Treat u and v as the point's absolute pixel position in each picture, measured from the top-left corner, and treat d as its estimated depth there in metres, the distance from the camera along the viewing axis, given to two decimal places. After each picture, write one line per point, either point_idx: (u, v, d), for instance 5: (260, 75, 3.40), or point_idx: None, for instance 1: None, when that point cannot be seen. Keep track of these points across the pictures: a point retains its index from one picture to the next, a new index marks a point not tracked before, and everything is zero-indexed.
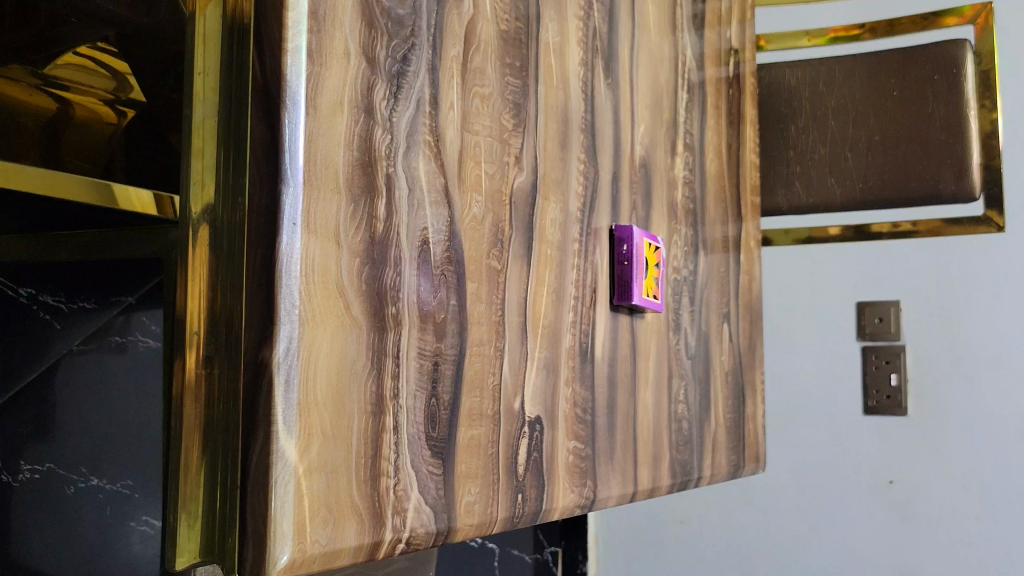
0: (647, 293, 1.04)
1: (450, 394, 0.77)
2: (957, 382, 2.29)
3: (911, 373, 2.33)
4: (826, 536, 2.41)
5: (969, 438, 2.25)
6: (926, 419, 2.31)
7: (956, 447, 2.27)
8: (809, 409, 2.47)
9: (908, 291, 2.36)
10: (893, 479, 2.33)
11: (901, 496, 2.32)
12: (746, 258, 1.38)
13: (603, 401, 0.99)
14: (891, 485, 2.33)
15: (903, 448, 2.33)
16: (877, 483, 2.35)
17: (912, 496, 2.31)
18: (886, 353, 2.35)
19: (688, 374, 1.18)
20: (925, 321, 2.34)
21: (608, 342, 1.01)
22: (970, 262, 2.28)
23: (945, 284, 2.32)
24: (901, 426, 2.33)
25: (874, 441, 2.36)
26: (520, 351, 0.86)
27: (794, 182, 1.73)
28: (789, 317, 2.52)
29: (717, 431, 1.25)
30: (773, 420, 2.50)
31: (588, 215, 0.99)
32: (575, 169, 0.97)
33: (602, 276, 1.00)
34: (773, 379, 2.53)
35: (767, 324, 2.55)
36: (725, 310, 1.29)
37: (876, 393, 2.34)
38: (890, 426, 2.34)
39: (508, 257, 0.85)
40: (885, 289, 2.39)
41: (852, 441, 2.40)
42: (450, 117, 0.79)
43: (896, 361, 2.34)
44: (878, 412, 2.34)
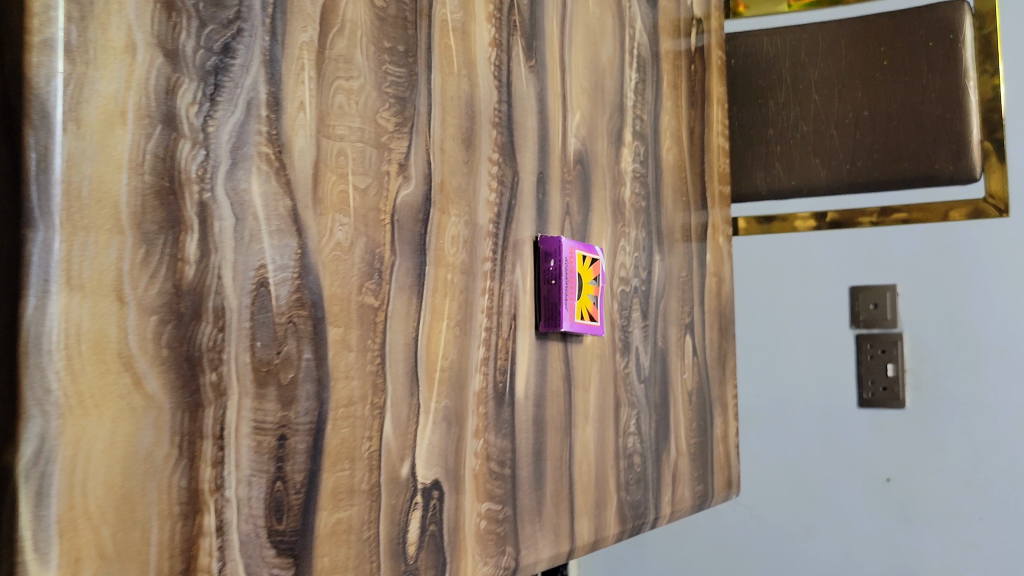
0: (581, 315, 0.88)
1: (303, 474, 0.61)
2: (962, 371, 1.98)
3: (906, 362, 2.04)
4: (810, 542, 2.13)
5: (975, 434, 1.96)
6: (926, 414, 2.01)
7: (958, 445, 1.98)
8: (791, 400, 2.16)
9: (907, 272, 2.05)
10: (891, 475, 2.04)
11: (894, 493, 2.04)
12: (713, 257, 1.22)
13: (528, 449, 0.83)
14: (888, 484, 2.04)
15: (906, 445, 2.03)
16: (872, 481, 2.06)
17: (911, 496, 2.02)
18: (882, 342, 2.06)
19: (640, 400, 1.02)
20: (929, 304, 2.02)
21: (532, 378, 0.84)
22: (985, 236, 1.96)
23: (942, 263, 2.01)
24: (898, 417, 2.04)
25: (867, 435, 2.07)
26: (409, 406, 0.70)
27: (774, 164, 1.57)
28: (758, 294, 2.21)
29: (679, 460, 1.09)
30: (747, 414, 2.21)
31: (505, 228, 0.82)
32: (485, 173, 0.80)
33: (525, 300, 0.84)
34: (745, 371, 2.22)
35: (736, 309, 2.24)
36: (688, 320, 1.13)
37: (871, 384, 2.06)
38: (887, 420, 2.05)
39: (390, 290, 0.69)
40: (876, 270, 2.08)
41: (844, 437, 2.09)
42: (298, 121, 0.62)
43: (892, 352, 2.05)
44: (874, 405, 2.05)
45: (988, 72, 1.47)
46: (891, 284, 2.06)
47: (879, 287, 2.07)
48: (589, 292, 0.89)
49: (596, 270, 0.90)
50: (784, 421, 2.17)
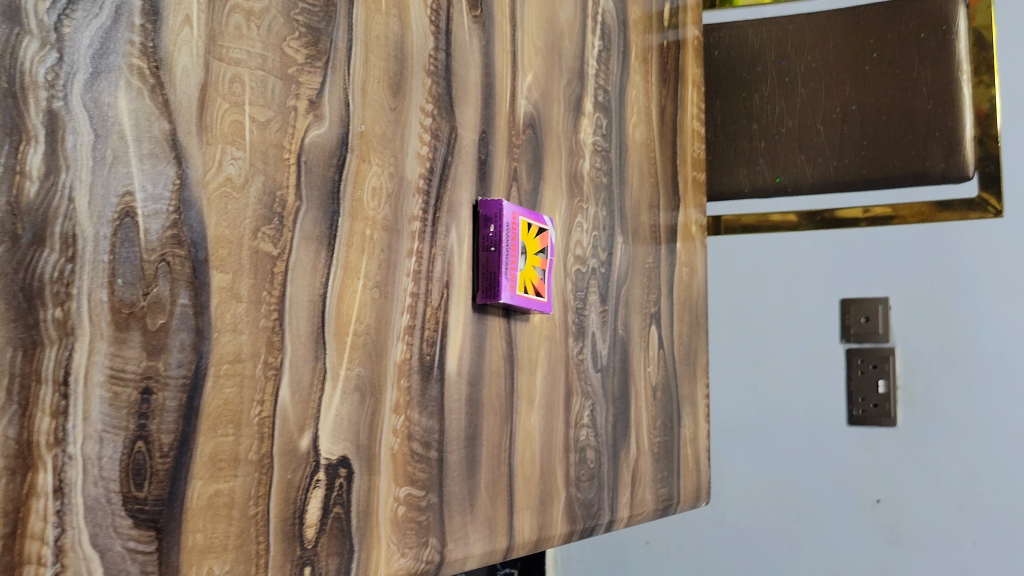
0: (525, 289, 0.80)
1: (173, 435, 0.53)
2: (957, 387, 1.87)
3: (898, 379, 1.92)
4: (793, 568, 2.01)
5: (970, 454, 1.84)
6: (917, 432, 1.90)
7: (950, 465, 1.86)
8: (775, 417, 2.03)
9: (899, 283, 1.93)
10: (881, 497, 1.92)
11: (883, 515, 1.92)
12: (685, 247, 1.14)
13: (460, 432, 0.75)
14: (878, 505, 1.92)
15: (896, 465, 1.91)
16: (860, 503, 1.94)
17: (903, 517, 1.90)
18: (873, 357, 1.95)
19: (596, 391, 0.94)
20: (922, 317, 1.90)
21: (467, 354, 0.77)
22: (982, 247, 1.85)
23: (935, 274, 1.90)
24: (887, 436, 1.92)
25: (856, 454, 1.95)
26: (313, 370, 0.62)
27: (758, 160, 1.49)
28: (742, 307, 2.08)
29: (641, 459, 1.01)
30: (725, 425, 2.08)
31: (438, 187, 0.75)
32: (417, 125, 0.73)
33: (461, 268, 0.76)
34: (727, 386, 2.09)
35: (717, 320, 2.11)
36: (653, 310, 1.05)
37: (862, 401, 1.95)
38: (878, 440, 1.93)
39: (293, 239, 0.62)
40: (867, 283, 1.96)
41: (833, 455, 1.97)
42: (181, 36, 0.55)
43: (884, 368, 1.93)
44: (864, 423, 1.94)
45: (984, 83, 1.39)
46: (883, 297, 1.94)
47: (870, 301, 1.95)
48: (535, 265, 0.81)
49: (543, 242, 0.82)
50: (767, 437, 2.03)
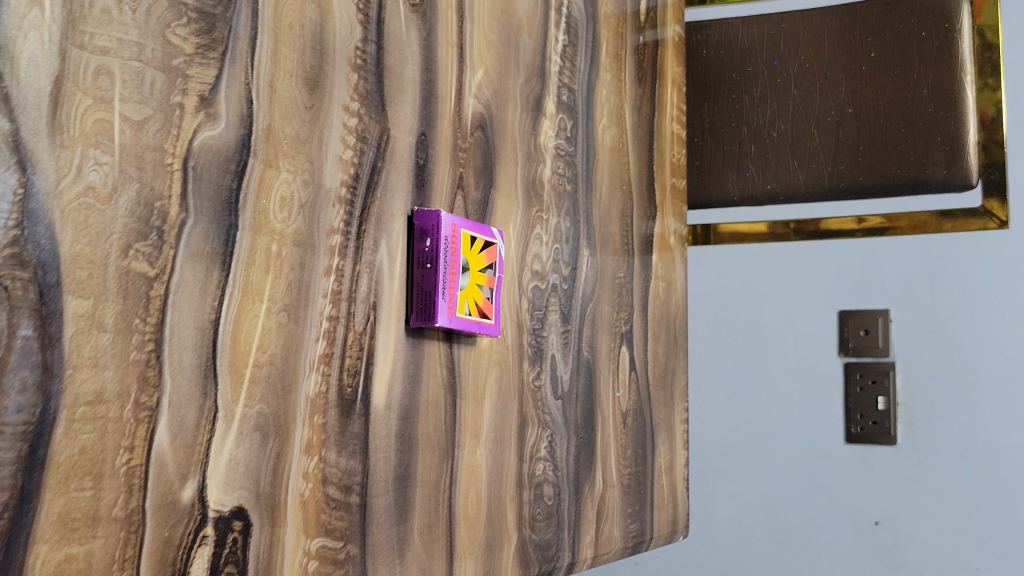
0: (467, 310, 0.71)
1: (8, 494, 0.45)
2: (961, 395, 1.61)
3: (900, 397, 1.65)
4: None
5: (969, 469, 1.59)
6: (920, 451, 1.63)
7: (951, 485, 1.60)
8: (758, 434, 1.74)
9: (898, 289, 1.67)
10: (880, 521, 1.64)
11: (881, 540, 1.64)
12: (662, 260, 1.05)
13: (389, 474, 0.67)
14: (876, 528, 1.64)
15: (896, 486, 1.64)
16: (857, 528, 1.65)
17: (901, 541, 1.62)
18: (874, 372, 1.67)
19: (556, 420, 0.85)
20: (924, 322, 1.64)
21: (399, 385, 0.68)
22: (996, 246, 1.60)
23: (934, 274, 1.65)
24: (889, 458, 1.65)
25: (854, 476, 1.67)
26: (200, 410, 0.54)
27: (748, 166, 1.40)
28: (716, 312, 1.79)
29: (608, 493, 0.92)
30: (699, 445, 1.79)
31: (364, 196, 0.66)
32: (339, 126, 0.64)
33: (391, 287, 0.68)
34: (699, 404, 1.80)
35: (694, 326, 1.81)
36: (624, 329, 0.97)
37: (860, 419, 1.67)
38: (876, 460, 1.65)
39: (176, 257, 0.53)
40: (870, 292, 1.69)
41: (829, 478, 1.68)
42: (28, 18, 0.46)
43: (885, 386, 1.66)
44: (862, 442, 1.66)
45: (989, 86, 1.32)
46: (885, 308, 1.67)
47: (870, 311, 1.68)
48: (479, 283, 0.72)
49: (490, 257, 0.74)
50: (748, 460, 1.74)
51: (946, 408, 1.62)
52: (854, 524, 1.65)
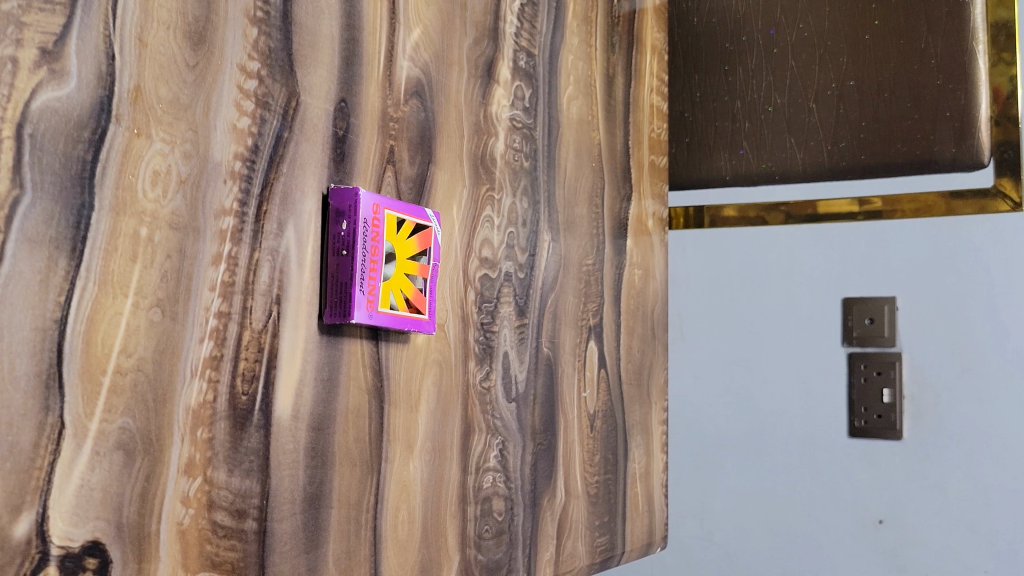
0: (392, 305, 0.62)
1: None
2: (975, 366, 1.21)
3: (908, 388, 1.24)
4: None
5: (987, 467, 1.19)
6: (926, 448, 1.22)
7: (948, 471, 1.21)
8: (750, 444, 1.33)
9: (915, 254, 1.25)
10: (882, 523, 1.23)
11: (886, 545, 1.23)
12: (639, 246, 0.96)
13: (298, 495, 0.58)
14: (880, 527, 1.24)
15: (899, 482, 1.23)
16: (855, 537, 1.25)
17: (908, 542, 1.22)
18: (879, 359, 1.26)
19: (508, 425, 0.76)
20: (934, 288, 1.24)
21: (310, 392, 0.59)
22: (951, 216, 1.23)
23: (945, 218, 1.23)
24: (892, 458, 1.24)
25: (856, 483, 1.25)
26: (42, 429, 0.45)
27: (741, 144, 1.31)
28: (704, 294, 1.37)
29: (571, 504, 0.83)
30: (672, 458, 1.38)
31: (266, 173, 0.57)
32: (233, 90, 0.55)
33: (300, 279, 0.58)
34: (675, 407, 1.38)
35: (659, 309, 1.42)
36: (592, 322, 0.87)
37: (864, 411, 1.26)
38: (878, 456, 1.24)
39: (7, 244, 0.43)
40: (873, 262, 1.27)
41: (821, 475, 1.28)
42: None
43: (892, 376, 1.25)
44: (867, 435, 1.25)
45: (1005, 61, 1.18)
46: (890, 294, 1.26)
47: (875, 298, 1.26)
48: (406, 274, 0.63)
49: (421, 243, 0.64)
50: (731, 471, 1.33)
51: (964, 394, 1.21)
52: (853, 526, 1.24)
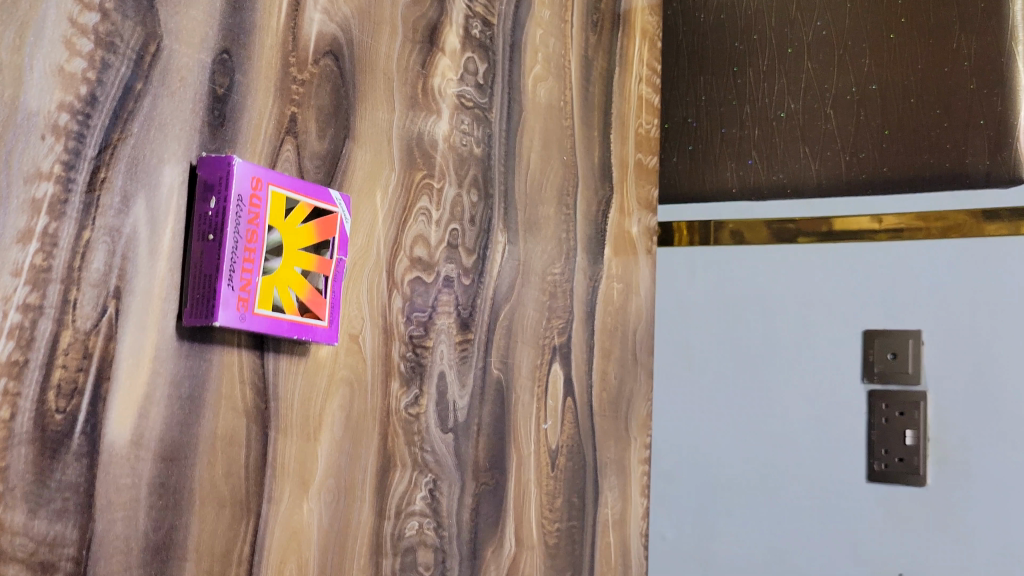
0: (276, 306, 0.49)
1: None
2: (1011, 405, 1.01)
3: (934, 430, 1.05)
4: None
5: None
6: (954, 499, 1.03)
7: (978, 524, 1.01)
8: (752, 490, 1.13)
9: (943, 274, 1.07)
10: None
11: None
12: (619, 257, 0.83)
13: (134, 544, 0.45)
14: None
15: (919, 536, 1.04)
16: None
17: None
18: (902, 399, 1.06)
19: (442, 460, 0.63)
20: (967, 312, 1.05)
21: (161, 412, 0.46)
22: (991, 238, 1.05)
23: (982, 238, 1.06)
24: (914, 510, 1.04)
25: (875, 539, 1.06)
26: None
27: (750, 154, 1.18)
28: (708, 316, 1.18)
29: (523, 557, 0.70)
30: (660, 502, 1.18)
31: (106, 130, 0.44)
32: (62, 23, 0.42)
33: (151, 268, 0.46)
34: (668, 441, 1.18)
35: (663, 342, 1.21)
36: (556, 342, 0.75)
37: (887, 455, 1.06)
38: (901, 504, 1.05)
39: None
40: (897, 282, 1.09)
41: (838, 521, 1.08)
42: None
43: (916, 417, 1.05)
44: (893, 481, 1.05)
45: None
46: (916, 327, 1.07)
47: (898, 331, 1.08)
48: (298, 269, 0.51)
49: (319, 231, 0.52)
50: (730, 521, 1.13)
51: (997, 434, 1.02)
52: None
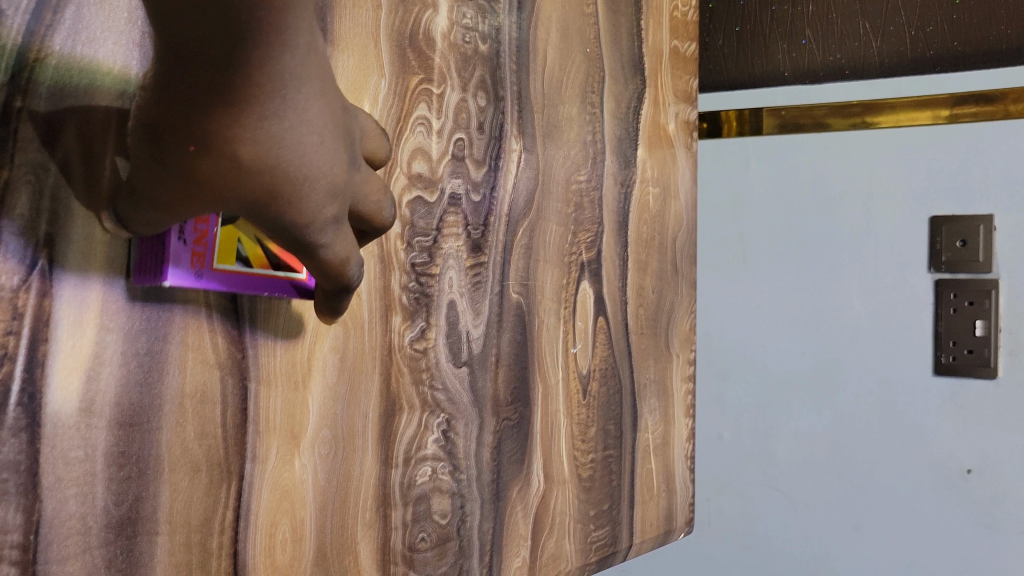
0: (239, 259, 0.44)
1: None
2: None
3: (1004, 320, 1.06)
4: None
5: None
6: None
7: None
8: (814, 382, 1.16)
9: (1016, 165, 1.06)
10: (972, 473, 1.07)
11: (972, 496, 1.07)
12: (655, 157, 0.75)
13: (93, 523, 0.40)
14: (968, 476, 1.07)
15: (987, 428, 1.06)
16: (938, 483, 1.08)
17: (1005, 494, 1.05)
18: (971, 288, 1.07)
19: (459, 397, 0.58)
20: None
21: (116, 371, 0.40)
22: None
23: None
24: (984, 402, 1.06)
25: (941, 433, 1.08)
26: None
27: (804, 34, 1.15)
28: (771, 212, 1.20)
29: (556, 491, 0.65)
30: (720, 398, 1.23)
31: (19, 49, 0.37)
32: None
33: (90, 209, 0.39)
34: (729, 335, 1.22)
35: (726, 240, 1.24)
36: (585, 258, 0.68)
37: (955, 346, 1.07)
38: (969, 395, 1.07)
39: None
40: (968, 175, 1.09)
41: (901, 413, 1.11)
42: None
43: (986, 306, 1.07)
44: (960, 373, 1.07)
45: None
46: (986, 213, 1.07)
47: (968, 216, 1.08)
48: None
49: None
50: (793, 415, 1.18)
51: None
52: (934, 473, 1.08)
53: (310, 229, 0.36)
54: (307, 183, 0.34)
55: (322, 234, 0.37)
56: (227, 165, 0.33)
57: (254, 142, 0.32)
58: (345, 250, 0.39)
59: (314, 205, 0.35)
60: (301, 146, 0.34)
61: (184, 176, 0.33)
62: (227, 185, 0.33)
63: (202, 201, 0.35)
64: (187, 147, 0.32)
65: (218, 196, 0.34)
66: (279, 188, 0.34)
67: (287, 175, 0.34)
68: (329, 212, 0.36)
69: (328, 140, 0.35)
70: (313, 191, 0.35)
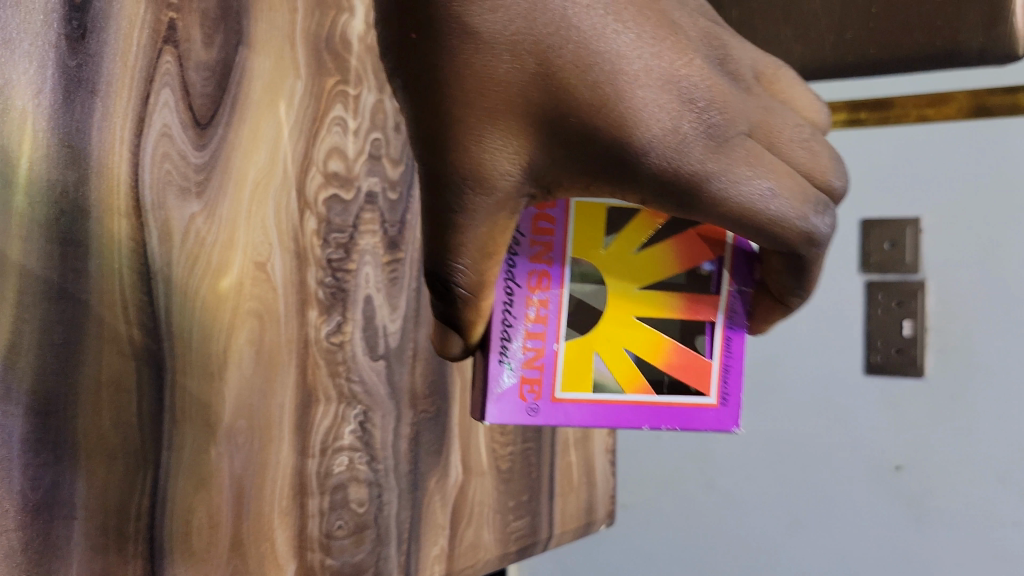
0: (597, 387, 0.49)
1: None
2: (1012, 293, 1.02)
3: (931, 319, 1.08)
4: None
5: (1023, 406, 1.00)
6: (956, 391, 1.05)
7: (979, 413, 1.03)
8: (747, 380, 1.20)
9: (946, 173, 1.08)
10: (901, 470, 1.06)
11: (903, 494, 1.06)
12: None
13: (9, 506, 0.40)
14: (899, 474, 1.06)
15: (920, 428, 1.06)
16: (868, 480, 1.08)
17: (933, 489, 1.04)
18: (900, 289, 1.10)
19: (374, 390, 0.60)
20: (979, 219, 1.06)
21: (32, 358, 0.41)
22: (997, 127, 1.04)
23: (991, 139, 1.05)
24: (919, 404, 1.07)
25: (874, 430, 1.09)
26: None
27: None
28: None
29: (473, 481, 0.68)
30: None
31: None
32: None
33: (7, 208, 0.40)
34: None
35: None
36: None
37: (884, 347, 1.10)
38: (900, 395, 1.08)
39: None
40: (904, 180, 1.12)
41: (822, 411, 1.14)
42: None
43: (914, 306, 1.09)
44: (888, 373, 1.09)
45: None
46: (915, 216, 1.10)
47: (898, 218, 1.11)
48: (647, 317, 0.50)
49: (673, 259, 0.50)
50: None
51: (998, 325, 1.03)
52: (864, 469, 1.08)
53: (671, 137, 0.39)
54: (610, 58, 0.37)
55: (681, 135, 0.39)
56: (488, 53, 0.37)
57: (491, 17, 0.36)
58: (736, 166, 0.40)
59: (631, 94, 0.38)
60: (563, 11, 0.37)
61: (461, 90, 0.37)
62: (509, 75, 0.37)
63: (496, 113, 0.38)
64: (410, 35, 0.37)
65: (510, 96, 0.38)
66: (560, 65, 0.37)
67: (563, 50, 0.37)
68: (682, 114, 0.39)
69: (629, 21, 0.38)
70: (614, 65, 0.38)
